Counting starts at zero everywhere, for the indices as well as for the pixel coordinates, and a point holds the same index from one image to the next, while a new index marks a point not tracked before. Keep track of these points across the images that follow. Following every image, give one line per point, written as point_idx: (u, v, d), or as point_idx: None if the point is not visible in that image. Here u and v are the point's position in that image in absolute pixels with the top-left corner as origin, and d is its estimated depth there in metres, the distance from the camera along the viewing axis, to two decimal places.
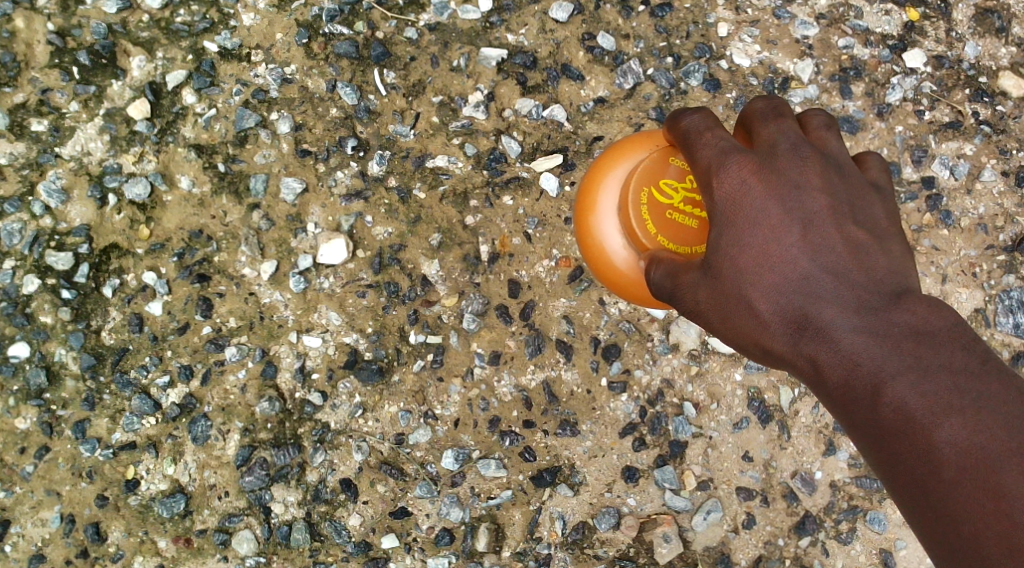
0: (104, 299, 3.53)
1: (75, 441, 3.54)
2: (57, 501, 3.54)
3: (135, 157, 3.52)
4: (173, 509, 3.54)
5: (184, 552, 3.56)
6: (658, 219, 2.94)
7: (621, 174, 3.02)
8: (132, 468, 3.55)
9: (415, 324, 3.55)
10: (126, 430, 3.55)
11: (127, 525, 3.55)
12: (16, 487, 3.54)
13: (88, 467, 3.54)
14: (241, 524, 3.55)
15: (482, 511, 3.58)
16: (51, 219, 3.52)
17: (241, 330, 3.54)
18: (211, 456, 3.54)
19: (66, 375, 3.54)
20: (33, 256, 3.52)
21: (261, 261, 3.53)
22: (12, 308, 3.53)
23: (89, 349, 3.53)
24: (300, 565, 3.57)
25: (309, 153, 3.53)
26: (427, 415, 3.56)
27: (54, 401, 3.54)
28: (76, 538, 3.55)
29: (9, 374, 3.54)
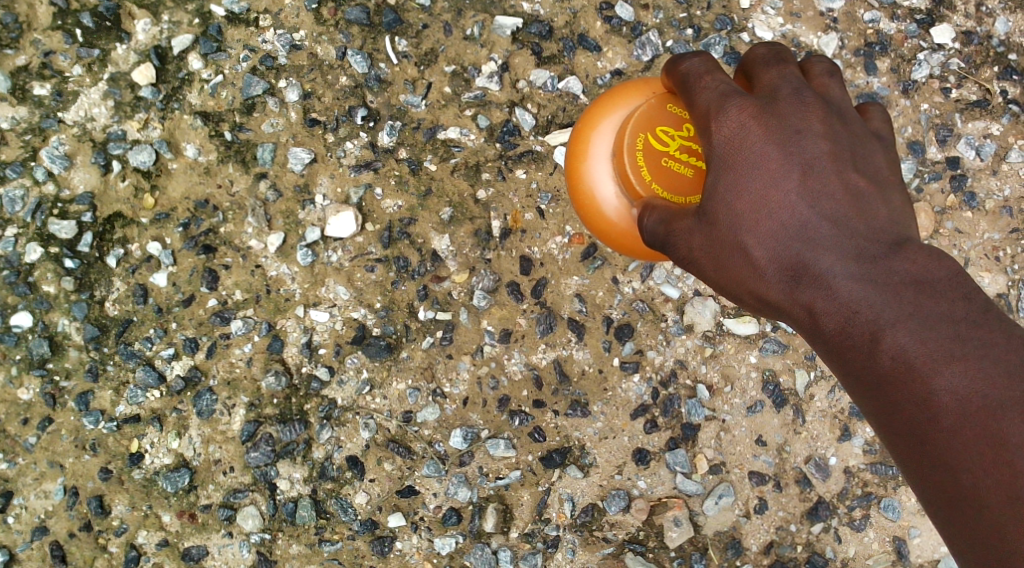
0: (108, 269, 3.47)
1: (78, 413, 3.48)
2: (60, 473, 3.49)
3: (140, 124, 3.45)
4: (177, 484, 3.48)
5: (188, 527, 3.50)
6: (654, 165, 2.86)
7: (618, 120, 2.93)
8: (136, 441, 3.49)
9: (425, 300, 3.48)
10: (130, 403, 3.49)
11: (131, 499, 3.49)
12: (19, 458, 3.49)
13: (91, 439, 3.49)
14: (247, 500, 3.49)
15: (490, 491, 3.52)
16: (54, 185, 3.45)
17: (247, 303, 3.47)
18: (216, 430, 3.48)
19: (69, 345, 3.48)
20: (35, 224, 3.46)
21: (268, 232, 3.47)
22: (13, 276, 3.47)
23: (92, 320, 3.47)
24: (305, 543, 3.51)
25: (318, 123, 3.46)
26: (435, 393, 3.50)
27: (57, 371, 3.48)
28: (79, 511, 3.49)
29: (12, 344, 3.48)
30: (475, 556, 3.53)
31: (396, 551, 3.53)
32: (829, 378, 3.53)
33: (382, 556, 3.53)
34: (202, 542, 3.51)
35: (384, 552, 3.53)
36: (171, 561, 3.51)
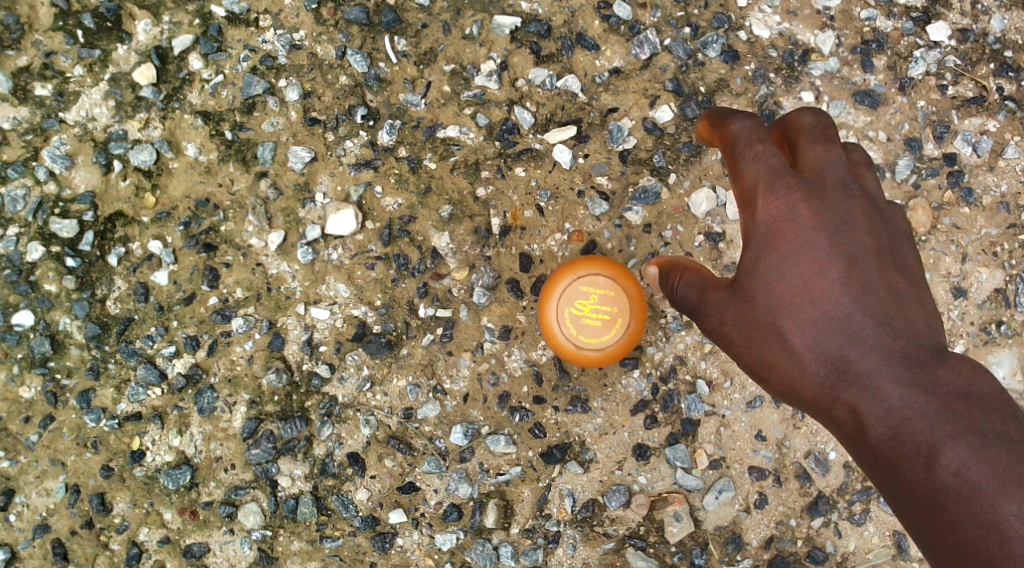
0: (109, 268, 3.48)
1: (80, 411, 3.50)
2: (62, 470, 3.50)
3: (141, 124, 3.46)
4: (178, 482, 3.50)
5: (189, 524, 3.52)
6: (598, 315, 3.33)
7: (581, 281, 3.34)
8: (137, 439, 3.51)
9: (425, 298, 3.50)
10: (132, 400, 3.50)
11: (132, 496, 3.51)
12: (21, 457, 3.50)
13: (92, 437, 3.50)
14: (248, 497, 3.51)
15: (491, 487, 3.54)
16: (55, 185, 3.47)
17: (248, 301, 3.49)
18: (217, 428, 3.50)
19: (70, 344, 3.49)
20: (37, 223, 3.47)
21: (268, 231, 3.48)
22: (15, 275, 3.48)
23: (94, 318, 3.49)
24: (306, 540, 3.53)
25: (318, 122, 3.47)
26: (436, 390, 3.52)
27: (59, 369, 3.49)
28: (81, 508, 3.51)
29: (14, 342, 3.49)
30: (476, 551, 3.55)
31: (397, 547, 3.55)
32: None
33: (383, 552, 3.54)
34: (203, 540, 3.52)
35: (386, 548, 3.54)
36: (172, 559, 3.53)
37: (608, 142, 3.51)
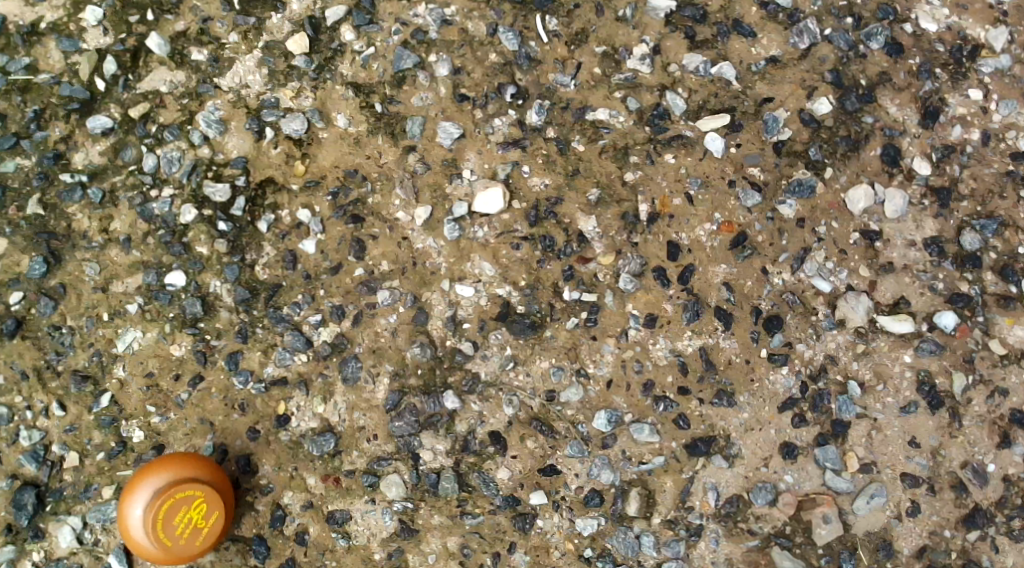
0: (259, 233, 3.58)
1: (228, 372, 3.58)
2: (210, 429, 3.59)
3: (293, 92, 3.57)
4: (322, 449, 3.57)
5: (332, 491, 3.57)
6: (177, 524, 3.38)
7: (155, 504, 3.36)
8: (283, 404, 3.58)
9: (570, 280, 3.52)
10: (278, 365, 3.58)
11: (277, 459, 3.58)
12: (170, 414, 3.59)
13: (240, 398, 3.59)
14: (390, 468, 3.56)
15: (633, 475, 3.52)
16: (209, 149, 3.58)
17: (393, 273, 3.56)
18: (360, 398, 3.57)
19: (220, 306, 3.58)
20: (190, 186, 3.58)
21: (415, 205, 3.56)
22: (168, 236, 3.58)
23: (243, 283, 3.58)
24: (447, 515, 3.56)
25: (467, 99, 3.54)
26: (580, 374, 3.53)
27: (209, 331, 3.58)
28: (228, 468, 3.58)
29: (166, 302, 3.58)
30: (618, 539, 3.54)
31: (537, 529, 3.55)
32: (987, 381, 3.47)
33: (523, 532, 3.56)
34: (345, 507, 3.57)
35: (525, 529, 3.56)
36: (315, 525, 3.58)
37: (762, 132, 3.50)
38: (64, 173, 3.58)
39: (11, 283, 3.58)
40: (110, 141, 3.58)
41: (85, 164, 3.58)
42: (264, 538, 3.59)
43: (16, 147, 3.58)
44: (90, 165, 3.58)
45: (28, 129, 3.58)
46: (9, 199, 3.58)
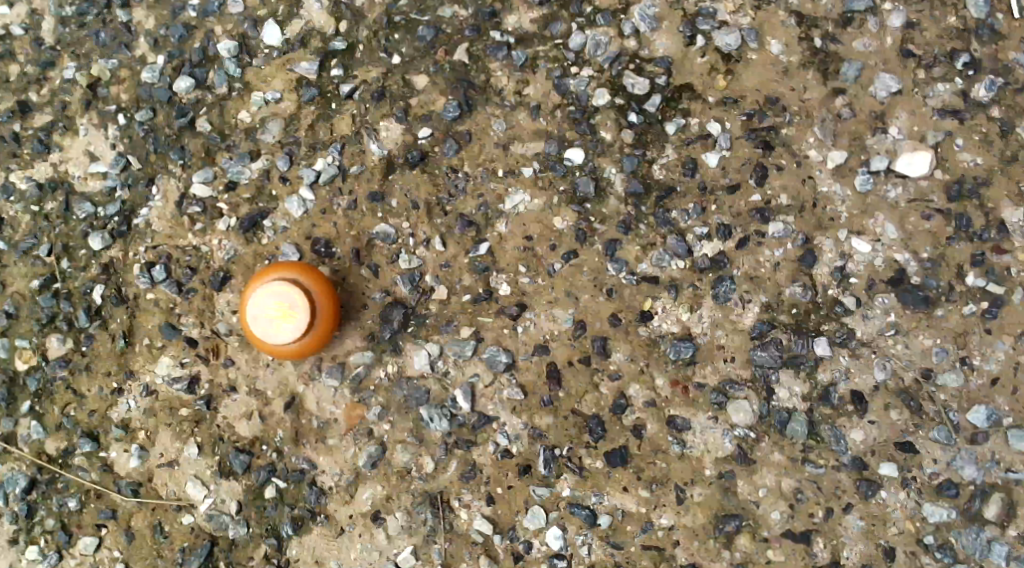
0: (664, 136, 2.64)
1: (605, 255, 2.63)
2: (573, 303, 2.62)
3: (734, 4, 2.65)
4: (679, 355, 2.61)
5: (677, 398, 2.61)
6: (271, 307, 2.48)
7: (303, 290, 2.49)
8: (648, 301, 2.63)
9: (979, 266, 2.61)
10: (655, 263, 2.63)
11: (633, 350, 2.62)
12: (539, 276, 2.62)
13: (608, 282, 2.63)
14: (742, 394, 2.62)
15: (1000, 480, 2.58)
16: (637, 42, 2.65)
17: (791, 209, 2.63)
18: (729, 317, 2.62)
19: (612, 195, 2.63)
20: (610, 72, 2.65)
21: (831, 148, 2.63)
22: (578, 115, 2.64)
23: (640, 178, 2.63)
24: (788, 462, 2.60)
25: (915, 56, 2.64)
26: (965, 361, 2.60)
27: (593, 213, 2.63)
28: (582, 346, 2.62)
29: (557, 175, 2.63)
30: (968, 537, 2.58)
31: (877, 502, 2.59)
32: None
33: (864, 502, 2.59)
34: (687, 419, 2.61)
35: (869, 499, 2.59)
36: (653, 423, 2.61)
37: None
38: (494, 31, 2.65)
39: (419, 118, 2.64)
40: (548, 9, 2.65)
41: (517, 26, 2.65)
42: (603, 420, 2.61)
43: None
44: (520, 28, 2.65)
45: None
46: (437, 41, 2.65)
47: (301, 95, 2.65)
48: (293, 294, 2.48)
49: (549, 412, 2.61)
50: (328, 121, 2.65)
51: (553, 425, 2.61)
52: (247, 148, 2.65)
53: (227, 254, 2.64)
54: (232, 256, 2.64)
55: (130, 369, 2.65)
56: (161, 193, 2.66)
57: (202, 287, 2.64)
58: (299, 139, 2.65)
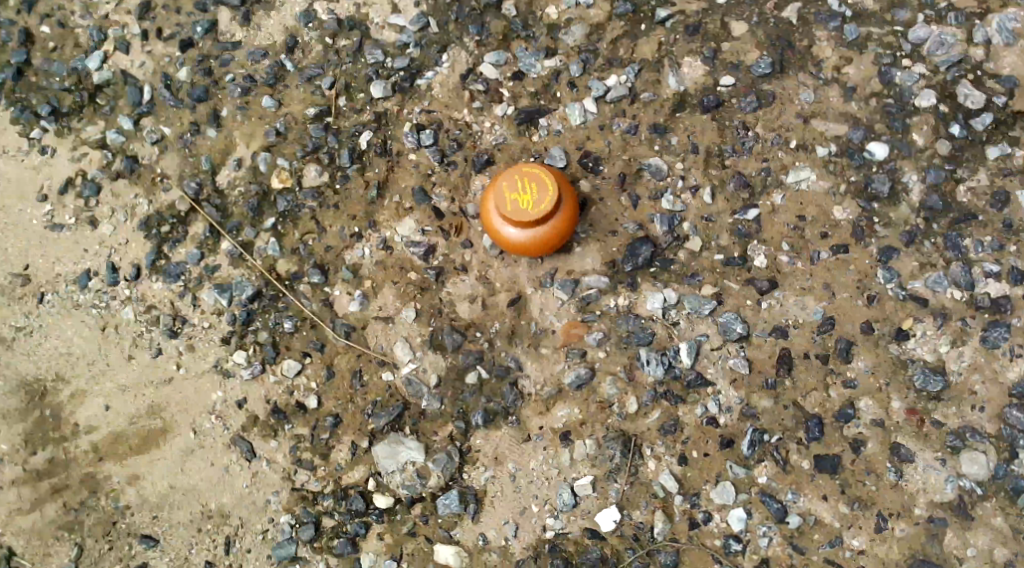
0: (982, 157, 2.51)
1: (876, 261, 2.49)
2: (827, 297, 2.48)
3: None
4: (926, 386, 2.44)
5: (910, 430, 2.43)
6: (519, 187, 2.39)
7: (545, 184, 2.38)
8: (910, 321, 2.46)
9: None
10: (930, 285, 2.47)
11: (878, 364, 2.46)
12: (800, 260, 2.50)
13: (872, 288, 2.48)
14: (983, 447, 2.42)
15: None
16: (984, 53, 2.54)
17: None
18: (991, 364, 2.44)
19: (905, 201, 2.50)
20: (944, 76, 2.54)
21: None
22: (894, 109, 2.53)
23: (942, 193, 2.50)
24: (1009, 534, 2.39)
25: None
26: None
27: (880, 215, 2.50)
28: (826, 344, 2.47)
29: (855, 165, 2.52)
30: None
31: None
32: None
33: None
34: (914, 452, 2.42)
35: None
36: (875, 442, 2.43)
37: None
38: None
39: (726, 64, 2.57)
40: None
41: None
42: (822, 423, 2.44)
43: None
44: (860, 4, 2.57)
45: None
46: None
47: (611, 7, 2.61)
48: (534, 188, 2.38)
49: (770, 395, 2.46)
50: (631, 39, 2.60)
51: (769, 409, 2.46)
52: (545, 44, 2.61)
53: (495, 139, 2.58)
54: (500, 143, 2.58)
55: (374, 220, 2.57)
56: (449, 61, 2.62)
57: (463, 163, 2.58)
58: (597, 49, 2.60)
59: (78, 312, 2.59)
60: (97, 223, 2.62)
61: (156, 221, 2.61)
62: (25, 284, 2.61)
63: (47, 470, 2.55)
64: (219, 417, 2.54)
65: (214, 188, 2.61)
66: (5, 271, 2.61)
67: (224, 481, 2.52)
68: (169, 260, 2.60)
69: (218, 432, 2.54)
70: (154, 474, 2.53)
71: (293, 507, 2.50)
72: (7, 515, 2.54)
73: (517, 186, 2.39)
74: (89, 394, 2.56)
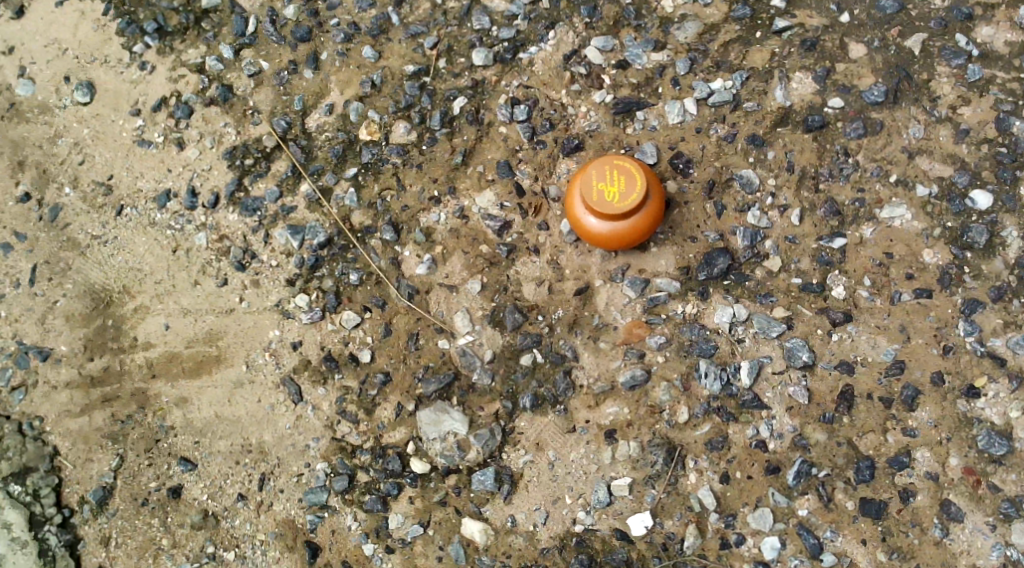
0: None
1: (959, 312, 2.40)
2: (901, 340, 2.41)
3: None
4: (988, 447, 2.35)
5: (964, 489, 2.35)
6: (608, 178, 2.35)
7: (634, 177, 2.34)
8: (983, 379, 2.38)
9: None
10: (1010, 346, 2.38)
11: (942, 417, 2.38)
12: (880, 298, 2.42)
13: (950, 338, 2.40)
14: None
15: None
16: None
17: None
18: None
19: (1000, 255, 2.41)
20: None
21: None
22: (1006, 159, 2.43)
23: None
24: None
25: None
26: None
27: (972, 266, 2.41)
28: (891, 388, 2.39)
29: (954, 210, 2.43)
30: None
31: None
32: None
33: None
34: (964, 513, 2.35)
35: None
36: (925, 495, 2.36)
37: None
38: (961, 34, 2.48)
39: (837, 85, 2.49)
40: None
41: (987, 40, 2.47)
42: (874, 467, 2.38)
43: None
44: (989, 44, 2.47)
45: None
46: (896, 18, 2.50)
47: (729, 9, 2.55)
48: (623, 181, 2.34)
49: (825, 429, 2.40)
50: (744, 45, 2.53)
51: (821, 443, 2.40)
52: (655, 36, 2.56)
53: (588, 125, 2.54)
54: (593, 130, 2.54)
55: (454, 187, 2.55)
56: (555, 39, 2.58)
57: (552, 144, 2.54)
58: (707, 50, 2.54)
59: (154, 230, 2.62)
60: (184, 145, 2.64)
61: (241, 153, 2.62)
62: (107, 194, 2.64)
63: (101, 378, 2.58)
64: (273, 355, 2.55)
65: (302, 129, 2.61)
66: (91, 178, 2.65)
67: (268, 419, 2.53)
68: (248, 194, 2.61)
69: (270, 370, 2.54)
70: (202, 400, 2.55)
71: (331, 457, 2.50)
72: (57, 415, 2.58)
73: (605, 177, 2.35)
74: (152, 311, 2.59)
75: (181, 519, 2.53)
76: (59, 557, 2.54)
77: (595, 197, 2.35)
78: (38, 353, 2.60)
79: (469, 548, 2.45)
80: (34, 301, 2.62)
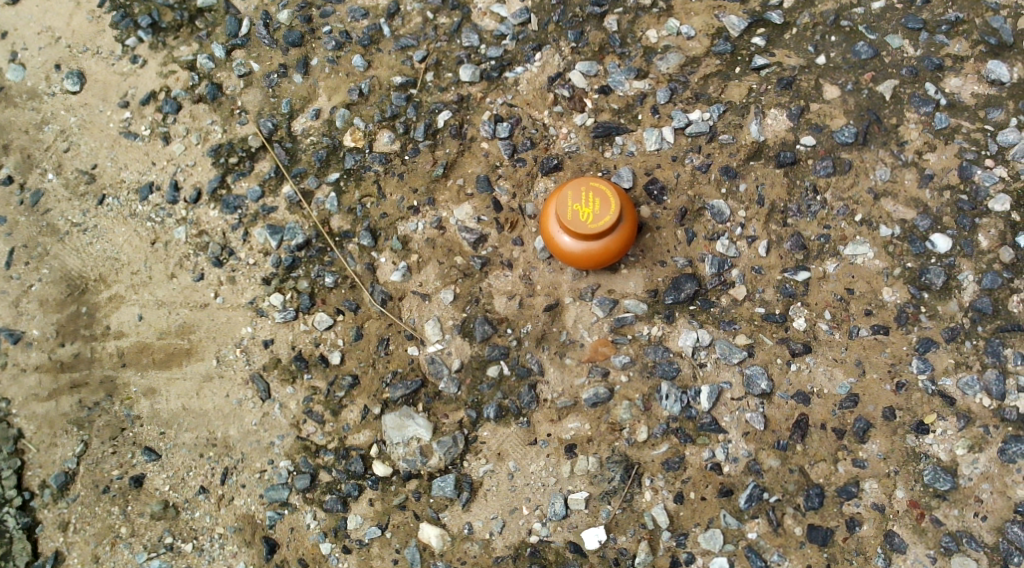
0: None
1: (913, 350, 2.48)
2: (856, 374, 2.48)
3: None
4: (933, 482, 2.43)
5: (907, 522, 2.43)
6: (582, 199, 2.42)
7: (607, 199, 2.41)
8: (932, 416, 2.45)
9: None
10: (960, 386, 2.46)
11: (891, 451, 2.45)
12: (838, 332, 2.50)
13: (903, 375, 2.48)
14: (975, 555, 2.41)
15: None
16: None
17: None
18: (1002, 476, 2.42)
19: (955, 298, 2.49)
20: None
21: None
22: (966, 206, 2.52)
23: (994, 298, 2.48)
24: None
25: None
26: None
27: (927, 306, 2.49)
28: (844, 420, 2.47)
29: (914, 251, 2.51)
30: None
31: None
32: None
33: None
34: (906, 544, 2.43)
35: None
36: (871, 525, 2.44)
37: None
38: (930, 83, 2.57)
39: (810, 124, 2.57)
40: (992, 93, 2.56)
41: (955, 90, 2.56)
42: (823, 495, 2.45)
43: (914, 29, 2.60)
44: (956, 95, 2.56)
45: (936, 22, 2.59)
46: (870, 63, 2.59)
47: (711, 44, 2.64)
48: (597, 202, 2.41)
49: (778, 456, 2.47)
50: (722, 79, 2.62)
51: (774, 469, 2.46)
52: (638, 65, 2.64)
53: (568, 147, 2.61)
54: (572, 151, 2.60)
55: (433, 198, 2.60)
56: (541, 61, 2.65)
57: (531, 162, 2.60)
58: (687, 81, 2.62)
59: (134, 221, 2.65)
60: (170, 140, 2.67)
61: (226, 151, 2.66)
62: (90, 182, 2.67)
63: (70, 364, 2.60)
64: (244, 352, 2.58)
65: (288, 132, 2.66)
66: (75, 166, 2.68)
67: (235, 414, 2.56)
68: (229, 191, 2.65)
69: (240, 366, 2.58)
70: (171, 392, 2.58)
71: (294, 455, 2.54)
72: (24, 398, 2.60)
73: (580, 197, 2.42)
74: (126, 301, 2.62)
75: (142, 508, 2.55)
76: (16, 539, 2.55)
77: (569, 216, 2.41)
78: (10, 335, 2.62)
79: (424, 552, 2.49)
80: (8, 284, 2.64)
